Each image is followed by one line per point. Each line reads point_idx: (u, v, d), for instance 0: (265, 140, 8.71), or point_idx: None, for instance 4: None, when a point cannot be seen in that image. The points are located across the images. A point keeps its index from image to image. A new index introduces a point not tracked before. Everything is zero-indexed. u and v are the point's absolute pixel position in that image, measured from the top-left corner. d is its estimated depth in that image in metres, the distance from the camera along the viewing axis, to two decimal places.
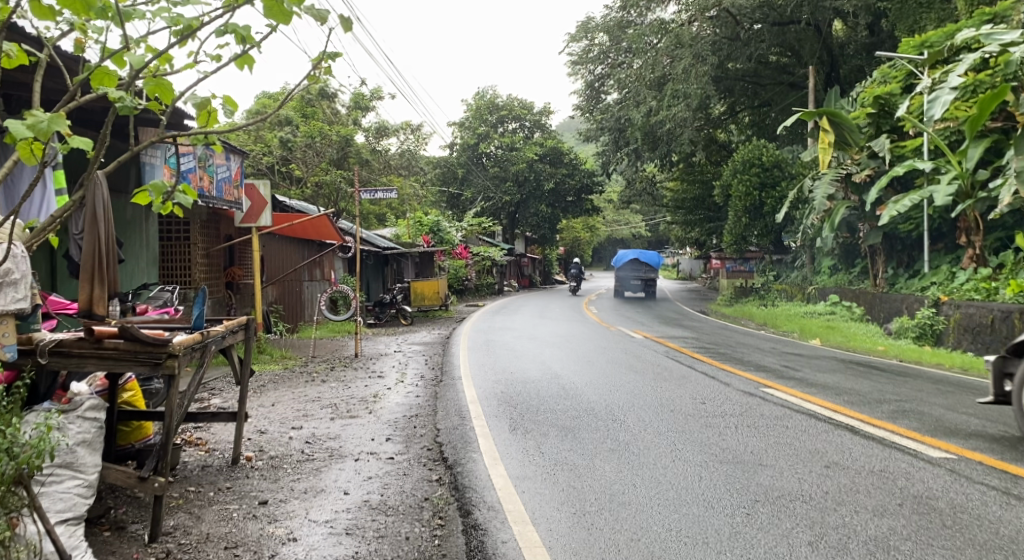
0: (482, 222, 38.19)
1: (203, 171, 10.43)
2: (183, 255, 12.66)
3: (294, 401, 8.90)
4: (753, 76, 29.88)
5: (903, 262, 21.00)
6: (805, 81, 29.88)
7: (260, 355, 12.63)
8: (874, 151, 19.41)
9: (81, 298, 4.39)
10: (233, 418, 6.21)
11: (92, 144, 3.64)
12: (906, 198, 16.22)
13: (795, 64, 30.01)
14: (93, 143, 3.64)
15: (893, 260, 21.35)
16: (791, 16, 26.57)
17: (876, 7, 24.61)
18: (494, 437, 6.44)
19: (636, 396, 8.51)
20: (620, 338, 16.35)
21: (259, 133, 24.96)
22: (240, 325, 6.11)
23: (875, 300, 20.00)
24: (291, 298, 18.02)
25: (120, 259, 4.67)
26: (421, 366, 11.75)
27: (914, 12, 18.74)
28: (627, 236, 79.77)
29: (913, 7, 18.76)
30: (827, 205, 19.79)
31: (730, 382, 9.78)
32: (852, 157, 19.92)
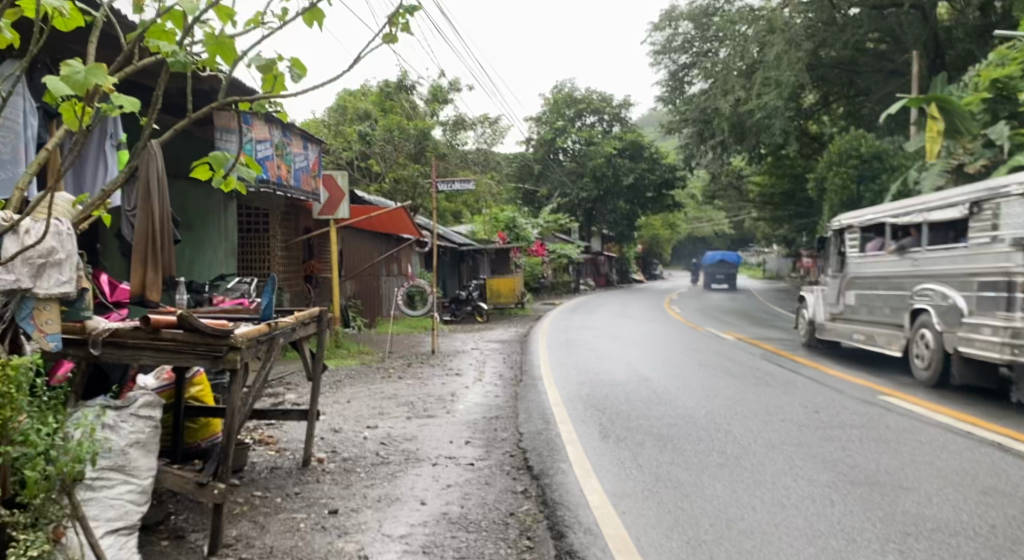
0: (559, 218, 37.45)
1: (281, 160, 9.99)
2: (263, 246, 12.50)
3: (371, 398, 8.49)
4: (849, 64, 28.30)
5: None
6: (905, 68, 27.95)
7: (337, 349, 12.37)
8: (989, 139, 17.81)
9: (133, 282, 3.98)
10: (304, 416, 5.76)
11: (139, 105, 3.23)
12: None
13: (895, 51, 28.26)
14: (140, 103, 3.23)
15: None
16: None
17: None
18: (583, 445, 5.83)
19: (736, 404, 7.74)
20: (709, 339, 15.44)
21: (341, 128, 25.04)
22: (312, 316, 5.65)
23: None
24: (369, 293, 17.82)
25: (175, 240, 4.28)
26: (499, 364, 11.24)
27: None
28: (708, 234, 77.63)
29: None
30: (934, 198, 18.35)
31: (842, 390, 8.90)
32: (964, 147, 18.14)
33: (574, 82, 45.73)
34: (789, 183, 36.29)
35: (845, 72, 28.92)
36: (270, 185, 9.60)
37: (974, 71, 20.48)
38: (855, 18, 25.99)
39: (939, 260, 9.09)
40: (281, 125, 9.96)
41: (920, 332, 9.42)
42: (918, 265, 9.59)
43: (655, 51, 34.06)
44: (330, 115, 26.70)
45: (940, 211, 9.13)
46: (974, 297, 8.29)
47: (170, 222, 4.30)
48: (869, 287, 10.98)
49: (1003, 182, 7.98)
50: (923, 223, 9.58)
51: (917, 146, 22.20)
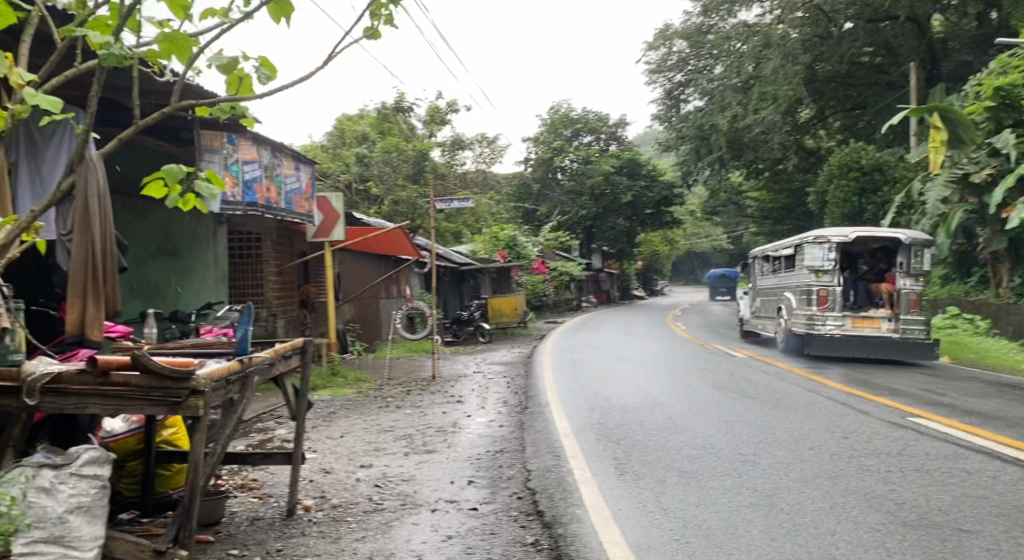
0: (559, 236, 36.91)
1: (270, 181, 9.47)
2: (253, 271, 11.93)
3: (366, 432, 7.90)
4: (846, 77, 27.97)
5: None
6: (904, 80, 27.64)
7: (333, 377, 11.82)
8: (995, 147, 17.41)
9: (69, 316, 4.13)
10: (288, 459, 5.20)
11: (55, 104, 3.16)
12: None
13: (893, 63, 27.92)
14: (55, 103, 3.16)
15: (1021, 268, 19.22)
16: (888, 10, 24.64)
17: None
18: (599, 484, 5.27)
19: (760, 431, 7.18)
20: (719, 357, 14.94)
21: (337, 151, 24.75)
22: (296, 348, 5.11)
23: (1003, 313, 18.42)
24: (367, 317, 17.28)
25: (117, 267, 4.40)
26: (502, 390, 10.66)
27: None
28: (709, 249, 77.23)
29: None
30: (941, 209, 18.03)
31: (869, 411, 8.35)
32: (969, 156, 17.95)
33: (570, 102, 45.39)
34: (790, 197, 35.86)
35: (842, 85, 28.65)
36: (259, 207, 9.04)
37: (977, 79, 20.17)
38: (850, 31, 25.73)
39: (789, 279, 14.56)
40: (270, 144, 9.42)
41: (785, 321, 14.72)
42: (783, 280, 15.01)
43: (651, 69, 33.76)
44: (327, 139, 26.36)
45: (789, 247, 14.39)
46: (798, 297, 13.97)
47: (113, 243, 4.48)
48: (769, 294, 16.41)
49: (808, 233, 13.29)
50: (786, 253, 14.82)
51: (921, 156, 21.81)
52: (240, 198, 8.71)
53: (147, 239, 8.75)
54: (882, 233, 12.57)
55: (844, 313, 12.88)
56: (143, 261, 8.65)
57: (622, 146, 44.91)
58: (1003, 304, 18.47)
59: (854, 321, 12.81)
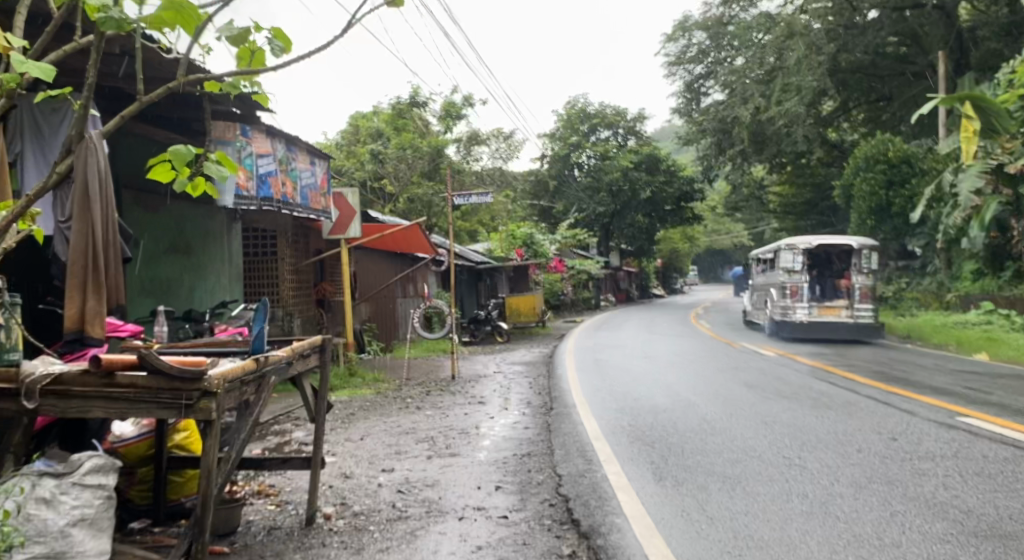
0: (577, 234, 36.47)
1: (286, 176, 9.20)
2: (270, 269, 11.70)
3: (385, 435, 7.61)
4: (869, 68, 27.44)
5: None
6: (929, 71, 27.03)
7: (351, 378, 11.57)
8: None
9: (68, 311, 4.00)
10: (306, 465, 4.91)
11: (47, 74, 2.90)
12: None
13: (917, 53, 27.37)
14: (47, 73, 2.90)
15: None
16: None
17: None
18: (636, 491, 4.95)
19: (801, 433, 6.81)
20: (746, 355, 14.54)
21: (353, 149, 24.55)
22: (314, 345, 4.82)
23: None
24: (384, 316, 17.02)
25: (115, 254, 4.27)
26: (525, 390, 10.35)
27: None
28: (727, 246, 76.50)
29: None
30: (974, 200, 17.57)
31: (913, 411, 7.97)
32: (1002, 146, 17.51)
33: (586, 98, 44.98)
34: (811, 191, 35.31)
35: (866, 77, 28.08)
36: (273, 203, 8.78)
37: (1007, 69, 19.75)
38: (874, 22, 25.21)
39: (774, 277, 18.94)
40: (286, 138, 9.18)
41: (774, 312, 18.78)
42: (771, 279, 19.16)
43: (669, 63, 33.27)
44: (342, 136, 26.17)
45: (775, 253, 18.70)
46: (778, 292, 18.54)
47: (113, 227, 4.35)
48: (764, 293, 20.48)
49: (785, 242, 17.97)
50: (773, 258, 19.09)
51: (951, 147, 21.24)
52: (254, 192, 8.46)
53: (162, 235, 8.52)
54: (837, 242, 17.26)
55: (811, 303, 17.42)
56: (158, 258, 8.42)
57: (640, 141, 44.43)
58: None
59: (819, 309, 17.34)
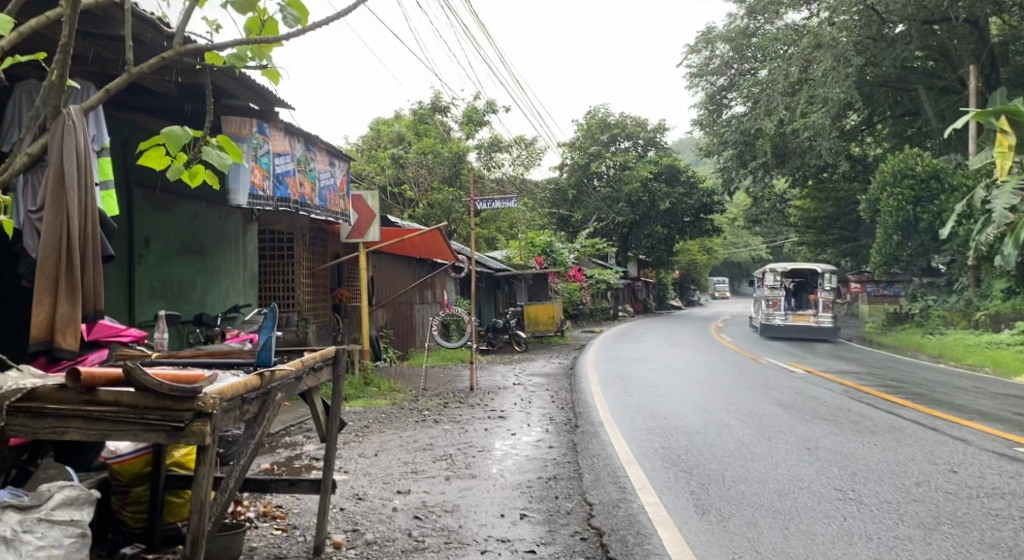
0: (596, 243, 35.90)
1: (304, 176, 8.81)
2: (286, 273, 11.32)
3: (402, 451, 7.16)
4: (897, 82, 26.80)
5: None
6: (960, 85, 26.35)
7: (366, 387, 11.18)
8: None
9: (37, 316, 3.81)
10: (316, 487, 4.48)
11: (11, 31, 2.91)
12: None
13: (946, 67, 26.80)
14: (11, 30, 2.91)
15: None
16: (945, 12, 23.54)
17: None
18: (679, 526, 4.49)
19: (851, 461, 6.29)
20: (773, 372, 13.99)
21: (372, 153, 24.30)
22: (327, 358, 4.39)
23: None
24: (401, 323, 16.59)
25: (94, 261, 4.08)
26: (547, 404, 9.89)
27: None
28: (746, 259, 75.62)
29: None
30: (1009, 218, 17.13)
31: (967, 439, 7.43)
32: None
33: (608, 107, 44.49)
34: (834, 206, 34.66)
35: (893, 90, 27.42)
36: (290, 204, 8.37)
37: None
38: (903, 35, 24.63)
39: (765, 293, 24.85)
40: (304, 137, 8.78)
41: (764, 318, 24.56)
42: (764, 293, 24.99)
43: (692, 73, 32.77)
44: (362, 141, 25.87)
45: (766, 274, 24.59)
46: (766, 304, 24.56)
47: (96, 225, 4.19)
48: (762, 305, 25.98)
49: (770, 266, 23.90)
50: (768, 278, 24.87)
51: (983, 162, 20.63)
52: (271, 192, 8.04)
53: (172, 235, 8.14)
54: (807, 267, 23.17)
55: (788, 311, 23.24)
56: (168, 259, 8.05)
57: (660, 152, 43.88)
58: None
59: (794, 316, 23.21)
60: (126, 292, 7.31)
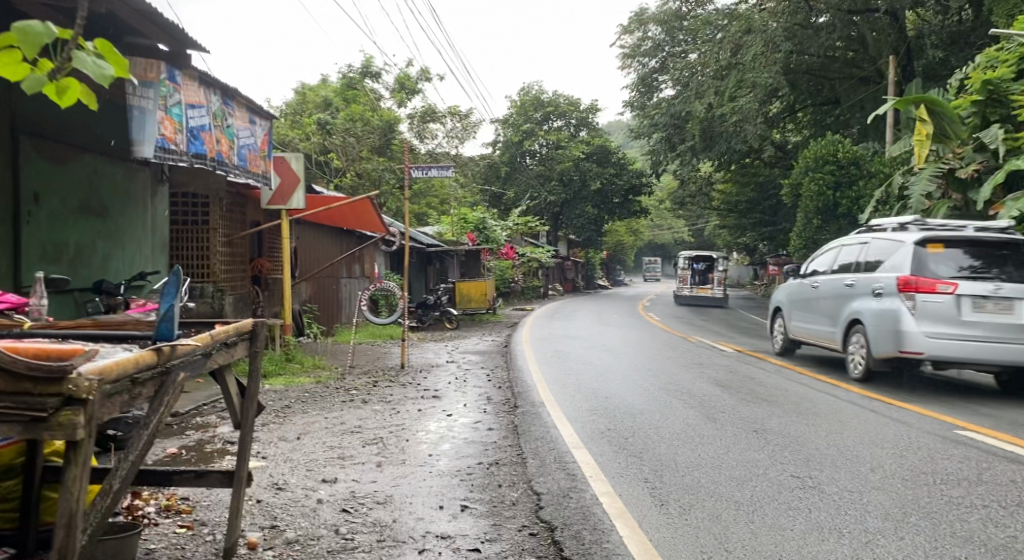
0: (528, 221, 35.41)
1: (220, 133, 8.01)
2: (200, 240, 10.45)
3: (327, 434, 6.58)
4: (820, 70, 27.25)
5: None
6: (879, 76, 27.02)
7: (288, 364, 10.48)
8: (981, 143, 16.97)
9: None
10: (227, 481, 3.87)
11: None
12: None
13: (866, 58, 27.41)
14: None
15: None
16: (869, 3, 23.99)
17: None
18: (638, 521, 4.11)
19: (805, 446, 6.03)
20: (706, 352, 13.90)
21: (298, 119, 23.24)
22: (243, 332, 3.77)
23: None
24: (326, 298, 15.79)
25: None
26: (482, 383, 9.43)
27: None
28: (671, 241, 76.85)
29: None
30: (924, 204, 17.59)
31: (909, 422, 7.34)
32: (953, 151, 17.66)
33: (541, 84, 43.97)
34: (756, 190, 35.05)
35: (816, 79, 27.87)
36: (206, 161, 7.57)
37: (962, 74, 19.89)
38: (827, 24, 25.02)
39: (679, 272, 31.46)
40: (219, 89, 7.97)
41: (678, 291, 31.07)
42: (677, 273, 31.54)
43: (625, 53, 32.59)
44: (287, 107, 24.66)
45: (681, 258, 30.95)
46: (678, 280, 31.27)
47: None
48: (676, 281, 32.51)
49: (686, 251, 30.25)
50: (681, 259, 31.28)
51: (904, 149, 21.14)
52: (184, 147, 7.22)
53: (67, 192, 7.26)
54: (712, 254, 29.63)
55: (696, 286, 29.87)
56: (61, 219, 7.18)
57: (592, 132, 43.77)
58: None
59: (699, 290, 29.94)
60: (11, 257, 6.47)
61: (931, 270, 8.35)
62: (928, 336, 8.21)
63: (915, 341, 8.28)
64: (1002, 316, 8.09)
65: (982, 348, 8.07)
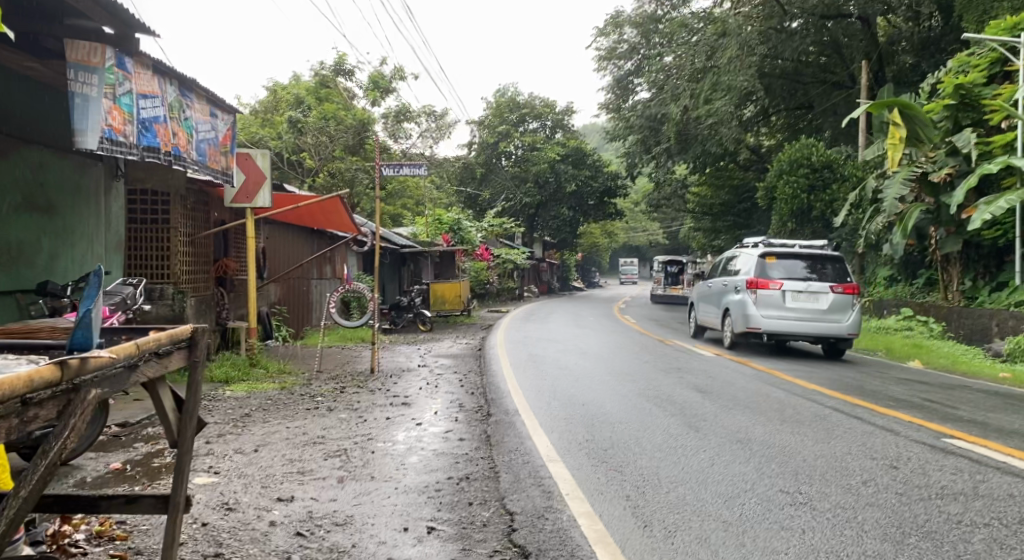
0: (503, 222, 35.05)
1: (177, 125, 7.57)
2: (160, 239, 9.89)
3: (287, 446, 6.17)
4: (794, 75, 27.28)
5: (984, 273, 19.06)
6: (852, 80, 27.07)
7: (251, 369, 10.04)
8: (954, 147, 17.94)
9: None
10: (164, 506, 3.51)
11: None
12: (1001, 200, 16.04)
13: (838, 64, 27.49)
14: None
15: (971, 271, 19.25)
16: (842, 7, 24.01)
17: None
18: (622, 548, 3.77)
19: (792, 458, 5.74)
20: (683, 355, 13.65)
21: (268, 116, 22.71)
22: (179, 340, 3.45)
23: (953, 314, 18.56)
24: (294, 300, 15.30)
25: None
26: (455, 389, 9.06)
27: None
28: (645, 243, 76.89)
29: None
30: (898, 207, 18.31)
31: (894, 430, 7.09)
32: (926, 154, 18.40)
33: (516, 85, 43.65)
34: (730, 193, 35.04)
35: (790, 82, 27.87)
36: (161, 155, 7.12)
37: (934, 78, 19.98)
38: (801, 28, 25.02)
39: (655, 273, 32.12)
40: (176, 79, 7.52)
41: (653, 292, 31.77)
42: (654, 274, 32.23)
43: (601, 55, 32.41)
44: (257, 105, 24.09)
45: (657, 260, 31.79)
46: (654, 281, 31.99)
47: None
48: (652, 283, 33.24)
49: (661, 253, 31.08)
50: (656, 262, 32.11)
51: (878, 152, 21.13)
52: (134, 140, 6.77)
53: (9, 189, 6.80)
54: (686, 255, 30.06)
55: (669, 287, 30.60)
56: (2, 216, 6.71)
57: (568, 134, 43.54)
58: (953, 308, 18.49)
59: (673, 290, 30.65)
60: None
61: (769, 274, 11.96)
62: (764, 317, 11.86)
63: (757, 320, 11.91)
64: (811, 303, 11.72)
65: (798, 325, 11.69)
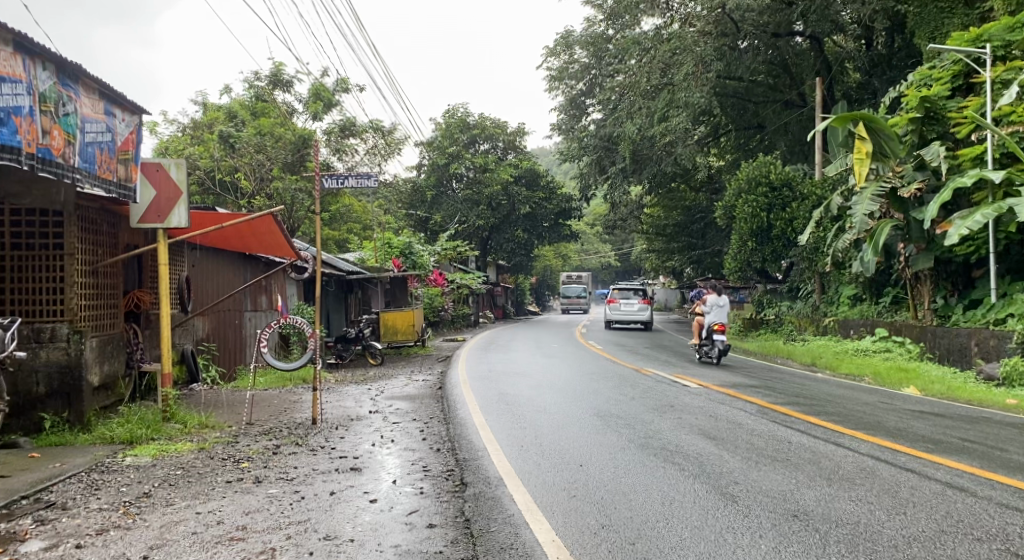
0: (457, 245, 33.31)
1: (52, 121, 6.01)
2: (49, 270, 8.10)
3: (190, 549, 4.49)
4: (745, 94, 26.58)
5: (954, 289, 18.02)
6: (803, 98, 26.39)
7: (165, 424, 8.25)
8: (922, 161, 17.12)
9: None
10: None
11: None
12: (976, 215, 15.07)
13: (788, 83, 26.96)
14: None
15: (941, 288, 18.33)
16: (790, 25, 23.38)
17: (892, 11, 21.36)
18: None
19: (877, 547, 4.24)
20: (662, 388, 12.21)
21: (197, 134, 20.97)
22: None
23: (928, 334, 17.55)
24: (227, 336, 13.49)
25: None
26: (418, 445, 7.42)
27: (936, 17, 18.45)
28: (596, 266, 75.69)
29: (935, 12, 18.48)
30: (868, 224, 17.39)
31: (964, 488, 5.68)
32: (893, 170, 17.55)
33: (465, 107, 42.18)
34: (683, 214, 34.15)
35: (740, 101, 27.09)
36: (21, 158, 5.64)
37: (895, 92, 19.23)
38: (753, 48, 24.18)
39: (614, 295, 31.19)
40: (51, 60, 6.04)
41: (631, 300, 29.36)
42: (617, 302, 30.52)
43: (551, 75, 31.20)
44: (186, 125, 22.21)
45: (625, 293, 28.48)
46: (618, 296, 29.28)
47: None
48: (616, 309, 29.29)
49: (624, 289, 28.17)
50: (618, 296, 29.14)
51: (843, 166, 20.31)
52: None
53: None
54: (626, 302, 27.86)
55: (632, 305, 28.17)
56: None
57: (519, 156, 42.25)
58: (930, 327, 17.49)
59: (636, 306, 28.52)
60: None
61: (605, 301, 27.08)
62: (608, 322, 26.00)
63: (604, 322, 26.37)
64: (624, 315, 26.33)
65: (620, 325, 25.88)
